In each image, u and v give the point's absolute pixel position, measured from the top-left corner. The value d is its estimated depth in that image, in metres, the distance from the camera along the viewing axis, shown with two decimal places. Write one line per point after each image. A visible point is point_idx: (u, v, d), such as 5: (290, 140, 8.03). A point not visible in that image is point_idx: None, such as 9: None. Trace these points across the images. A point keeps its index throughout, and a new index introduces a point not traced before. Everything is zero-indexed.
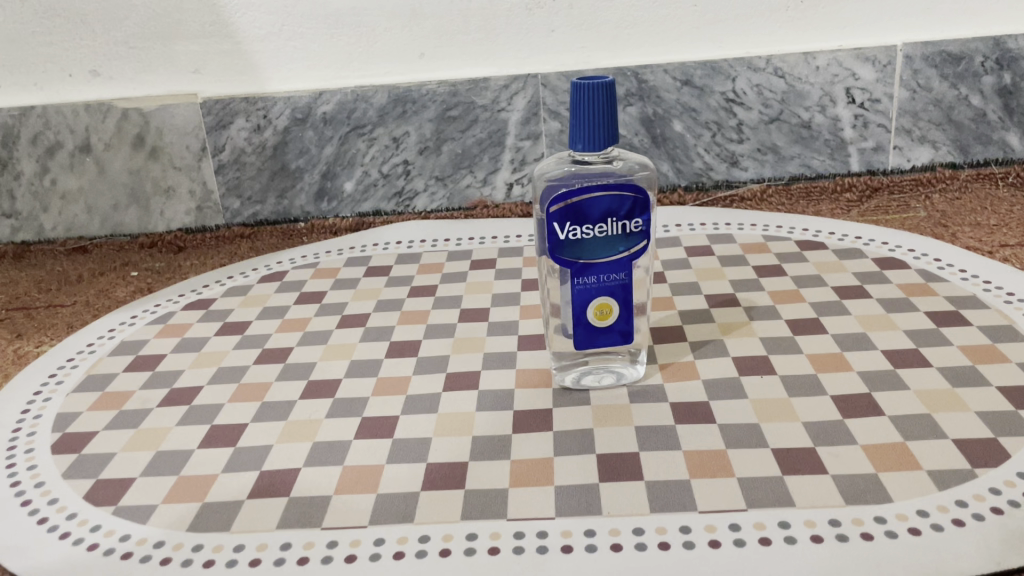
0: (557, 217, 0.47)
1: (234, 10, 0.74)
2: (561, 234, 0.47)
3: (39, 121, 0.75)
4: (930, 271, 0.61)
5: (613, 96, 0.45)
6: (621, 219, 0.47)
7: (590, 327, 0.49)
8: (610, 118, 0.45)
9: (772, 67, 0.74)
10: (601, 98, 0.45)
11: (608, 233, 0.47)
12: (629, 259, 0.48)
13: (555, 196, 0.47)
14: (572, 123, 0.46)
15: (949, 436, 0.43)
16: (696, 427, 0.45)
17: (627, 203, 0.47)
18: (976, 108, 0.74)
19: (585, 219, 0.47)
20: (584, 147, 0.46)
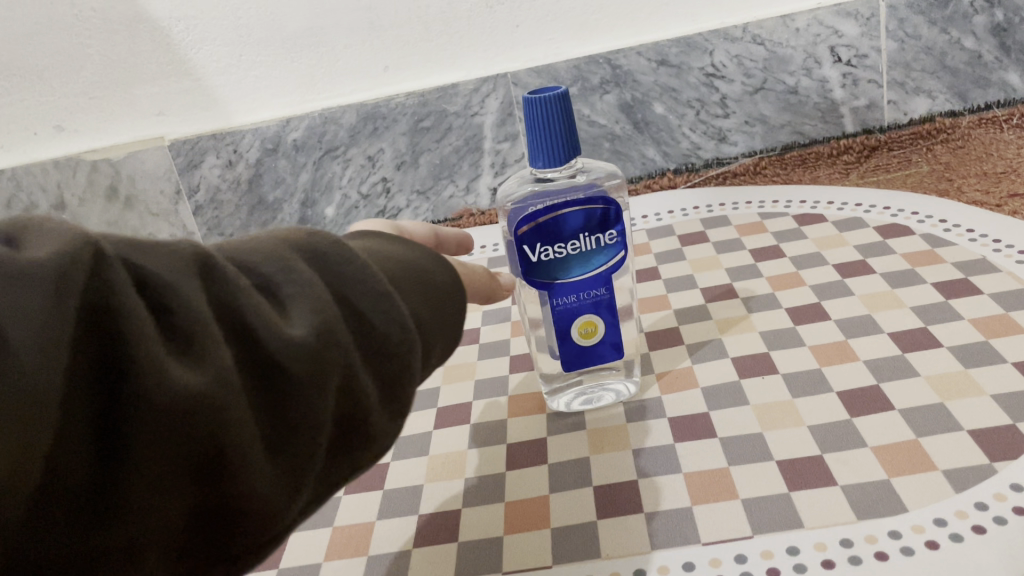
0: (527, 239, 0.44)
1: (189, 46, 0.71)
2: (533, 256, 0.45)
3: (11, 184, 0.76)
4: (936, 236, 0.58)
5: (569, 104, 0.42)
6: (594, 232, 0.45)
7: (577, 346, 0.47)
8: (569, 129, 0.43)
9: (749, 35, 0.70)
10: (556, 112, 0.42)
11: (582, 249, 0.45)
12: (608, 273, 0.46)
13: (524, 216, 0.44)
14: (530, 140, 0.43)
15: (965, 427, 0.40)
16: (696, 444, 0.43)
17: (599, 215, 0.44)
18: (970, 51, 0.69)
19: (557, 238, 0.44)
20: (546, 164, 0.43)
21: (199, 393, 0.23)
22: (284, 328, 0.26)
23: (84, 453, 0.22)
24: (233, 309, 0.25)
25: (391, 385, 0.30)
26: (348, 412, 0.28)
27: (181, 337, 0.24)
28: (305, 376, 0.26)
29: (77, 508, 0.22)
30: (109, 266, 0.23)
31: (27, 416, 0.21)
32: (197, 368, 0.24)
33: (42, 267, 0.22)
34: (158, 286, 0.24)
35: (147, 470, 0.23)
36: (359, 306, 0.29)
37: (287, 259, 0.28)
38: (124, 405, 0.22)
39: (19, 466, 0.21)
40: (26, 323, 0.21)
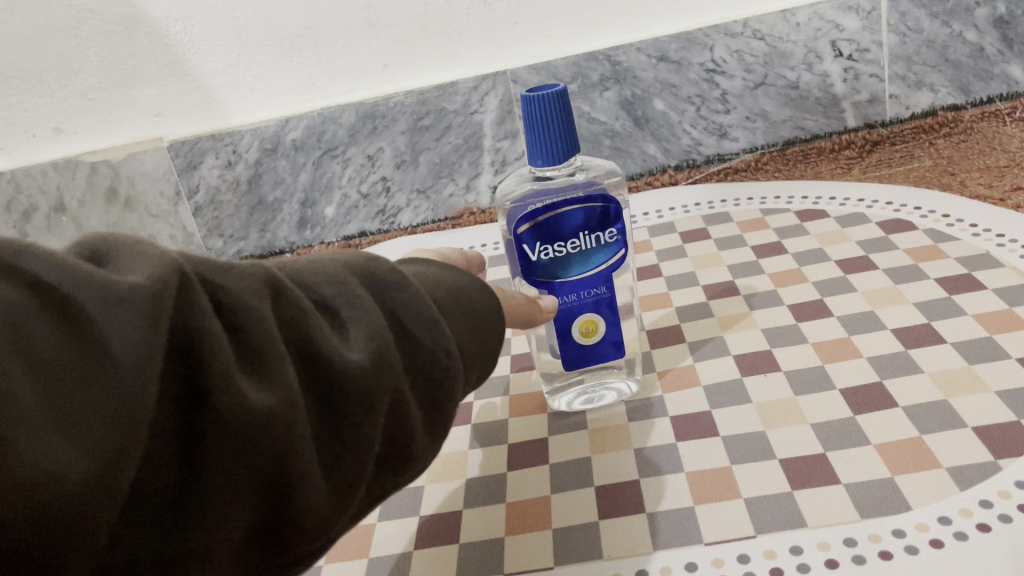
0: (527, 239, 0.44)
1: (187, 47, 0.71)
2: (533, 255, 0.44)
3: (10, 186, 0.75)
4: (939, 231, 0.58)
5: (568, 102, 0.42)
6: (594, 231, 0.44)
7: (578, 346, 0.46)
8: (568, 128, 0.43)
9: (750, 30, 0.69)
10: (555, 110, 0.42)
11: (582, 248, 0.44)
12: (608, 272, 0.45)
13: (523, 215, 0.44)
14: (529, 138, 0.43)
15: (969, 424, 0.40)
16: (698, 443, 0.43)
17: (598, 213, 0.44)
18: (972, 44, 0.68)
19: (557, 237, 0.44)
20: (545, 162, 0.43)
21: (272, 413, 0.24)
22: (343, 353, 0.27)
23: (164, 466, 0.23)
24: (298, 330, 0.26)
25: (431, 408, 0.30)
26: (394, 435, 0.29)
27: (253, 358, 0.24)
28: (360, 399, 0.27)
29: (155, 523, 0.23)
30: (192, 286, 0.23)
31: (124, 431, 0.21)
32: (268, 389, 0.24)
33: (136, 288, 0.22)
34: (232, 307, 0.24)
35: (224, 486, 0.23)
36: (411, 330, 0.29)
37: (346, 282, 0.28)
38: (204, 422, 0.23)
39: (110, 482, 0.21)
40: (124, 341, 0.21)
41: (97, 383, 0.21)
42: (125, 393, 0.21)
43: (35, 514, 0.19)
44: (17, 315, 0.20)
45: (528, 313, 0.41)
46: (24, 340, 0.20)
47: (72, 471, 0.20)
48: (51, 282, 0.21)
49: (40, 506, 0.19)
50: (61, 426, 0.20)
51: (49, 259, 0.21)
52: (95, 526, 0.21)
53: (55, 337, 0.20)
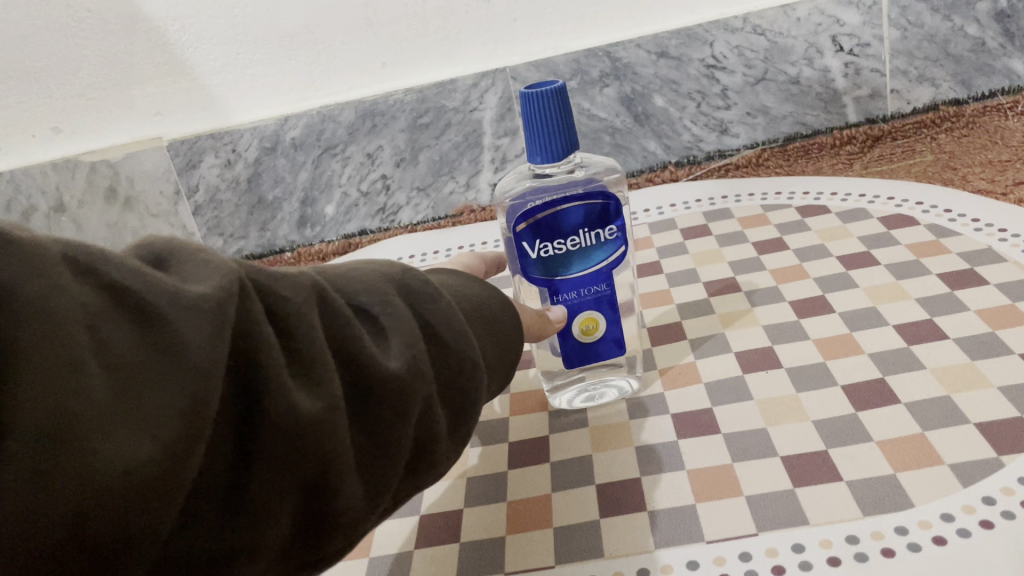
0: (526, 236, 0.44)
1: (186, 46, 0.70)
2: (532, 253, 0.44)
3: (10, 186, 0.75)
4: (941, 226, 0.58)
5: (567, 99, 0.42)
6: (594, 228, 0.44)
7: (578, 343, 0.46)
8: (568, 125, 0.42)
9: (750, 25, 0.69)
10: (553, 107, 0.41)
11: (582, 245, 0.44)
12: (608, 269, 0.45)
13: (523, 212, 0.44)
14: (527, 135, 0.43)
15: (972, 420, 0.39)
16: (699, 440, 0.42)
17: (598, 210, 0.44)
18: (973, 38, 0.68)
19: (556, 234, 0.44)
20: (543, 160, 0.43)
21: (318, 415, 0.25)
22: (383, 362, 0.28)
23: (219, 464, 0.24)
24: (340, 336, 0.27)
25: (457, 415, 0.32)
26: (423, 441, 0.30)
27: (300, 362, 0.26)
28: (395, 404, 0.28)
29: (208, 519, 0.24)
30: (248, 294, 0.25)
31: (192, 432, 0.22)
32: (314, 393, 0.26)
33: (202, 296, 0.23)
34: (281, 313, 0.26)
35: (272, 482, 0.24)
36: (443, 337, 0.31)
37: (385, 292, 0.30)
38: (258, 422, 0.24)
39: (171, 477, 0.22)
40: (191, 345, 0.22)
41: (168, 384, 0.22)
42: (191, 395, 0.22)
43: (107, 504, 0.20)
44: (95, 317, 0.21)
45: (539, 328, 0.42)
46: (103, 340, 0.21)
47: (144, 467, 0.21)
48: (125, 286, 0.22)
49: (112, 497, 0.20)
50: (136, 425, 0.21)
51: (122, 265, 0.22)
52: (160, 521, 0.22)
53: (130, 338, 0.21)
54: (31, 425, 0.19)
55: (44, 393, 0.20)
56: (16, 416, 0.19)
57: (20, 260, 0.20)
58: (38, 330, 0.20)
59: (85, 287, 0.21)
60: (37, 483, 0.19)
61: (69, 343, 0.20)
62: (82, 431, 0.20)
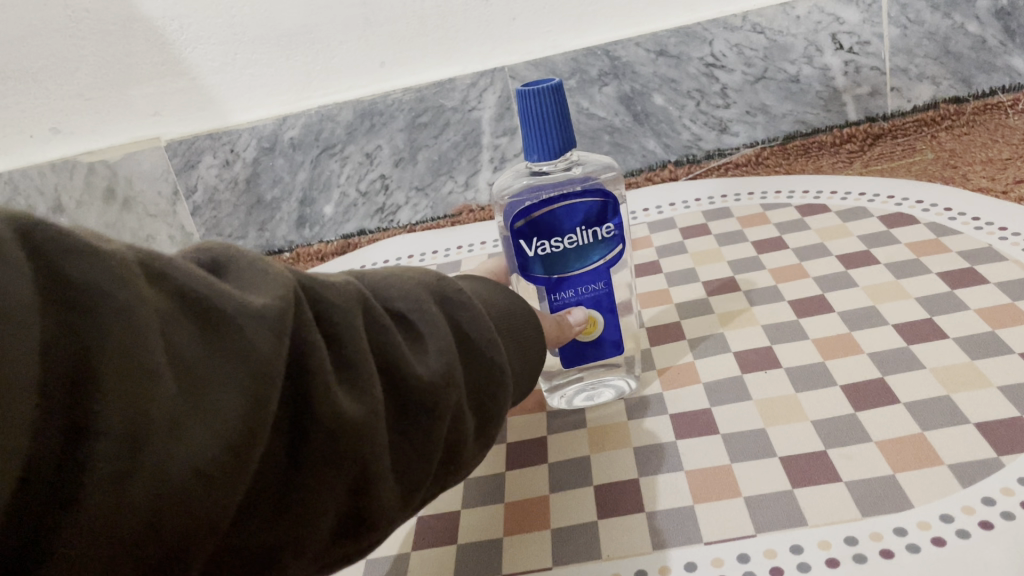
0: (523, 234, 0.44)
1: (185, 46, 0.70)
2: (530, 250, 0.44)
3: (8, 187, 0.75)
4: (941, 224, 0.57)
5: (563, 96, 0.42)
6: (592, 226, 0.44)
7: (576, 344, 0.46)
8: (564, 123, 0.42)
9: (749, 24, 0.69)
10: (551, 104, 0.41)
11: (579, 243, 0.44)
12: (606, 267, 0.45)
13: (519, 210, 0.43)
14: (524, 133, 0.43)
15: (971, 420, 0.39)
16: (697, 441, 0.42)
17: (596, 208, 0.43)
18: (974, 36, 0.68)
19: (553, 232, 0.43)
20: (541, 157, 0.42)
21: (363, 419, 0.26)
22: (419, 369, 0.29)
23: (271, 465, 0.24)
24: (378, 343, 0.28)
25: (483, 417, 0.32)
26: (452, 445, 0.30)
27: (346, 366, 0.26)
28: (430, 409, 0.29)
29: (260, 518, 0.24)
30: (301, 301, 0.25)
31: (256, 432, 0.22)
32: (357, 398, 0.26)
33: (265, 306, 0.23)
34: (328, 320, 0.26)
35: (321, 483, 0.25)
36: (474, 342, 0.32)
37: (421, 299, 0.31)
38: (309, 424, 0.25)
39: (238, 476, 0.22)
40: (255, 348, 0.23)
41: (238, 387, 0.22)
42: (257, 396, 0.22)
43: (179, 501, 0.21)
44: (167, 323, 0.21)
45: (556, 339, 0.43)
46: (174, 344, 0.21)
47: (214, 465, 0.21)
48: (192, 294, 0.22)
49: (185, 495, 0.21)
50: (208, 426, 0.21)
51: (186, 273, 0.23)
52: (224, 518, 0.22)
53: (197, 343, 0.22)
54: (113, 427, 0.19)
55: (127, 395, 0.20)
56: (100, 418, 0.19)
57: (103, 267, 0.20)
58: (123, 335, 0.20)
59: (156, 293, 0.22)
60: (117, 482, 0.20)
61: (147, 346, 0.20)
62: (159, 432, 0.20)
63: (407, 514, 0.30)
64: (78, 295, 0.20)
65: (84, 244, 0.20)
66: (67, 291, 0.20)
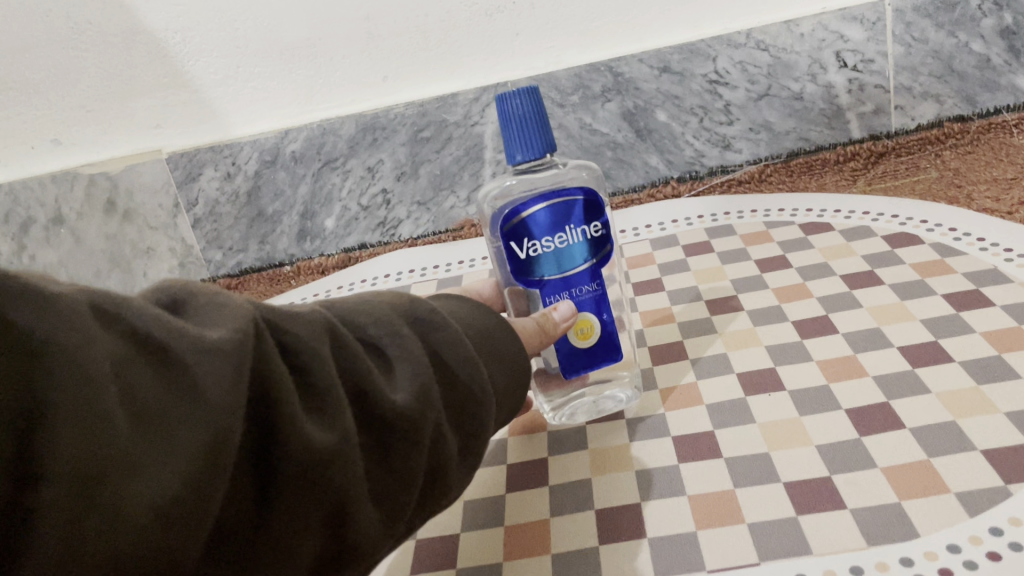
0: (513, 236, 0.43)
1: (187, 58, 0.70)
2: (520, 252, 0.43)
3: (8, 198, 0.75)
4: (946, 245, 0.57)
5: (540, 99, 0.42)
6: (580, 224, 0.43)
7: (572, 350, 0.45)
8: (544, 124, 0.43)
9: (753, 41, 0.69)
10: (529, 104, 0.42)
11: (569, 242, 0.43)
12: (598, 267, 0.44)
13: (505, 213, 0.43)
14: (505, 138, 0.43)
15: (978, 447, 0.39)
16: (701, 465, 0.42)
17: (583, 207, 0.43)
18: (978, 55, 0.67)
19: (543, 232, 0.42)
20: (524, 156, 0.42)
21: (333, 447, 0.26)
22: (390, 395, 0.29)
23: (237, 499, 0.24)
24: (352, 371, 0.28)
25: (466, 437, 0.32)
26: (434, 467, 0.31)
27: (313, 396, 0.27)
28: (406, 434, 0.29)
29: (227, 554, 0.24)
30: (262, 333, 0.26)
31: (214, 469, 0.23)
32: (326, 426, 0.26)
33: (224, 341, 0.24)
34: (292, 350, 0.27)
35: (292, 517, 0.25)
36: (449, 364, 0.32)
37: (394, 324, 0.31)
38: (276, 456, 0.25)
39: (198, 515, 0.22)
40: (214, 383, 0.23)
41: (197, 425, 0.22)
42: (215, 431, 0.23)
43: (137, 542, 0.21)
44: (121, 364, 0.22)
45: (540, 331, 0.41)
46: (128, 386, 0.22)
47: (170, 503, 0.21)
48: (149, 333, 0.23)
49: (143, 534, 0.21)
50: (163, 464, 0.22)
51: (144, 312, 0.23)
52: (187, 557, 0.22)
53: (153, 382, 0.22)
54: (64, 472, 0.20)
55: (79, 439, 0.20)
56: (53, 463, 0.20)
57: (54, 313, 0.21)
58: (75, 378, 0.20)
59: (111, 335, 0.22)
60: (73, 527, 0.20)
61: (98, 389, 0.21)
62: (113, 473, 0.21)
63: (389, 543, 0.30)
64: (30, 342, 0.20)
65: (36, 292, 0.21)
66: (17, 339, 0.20)
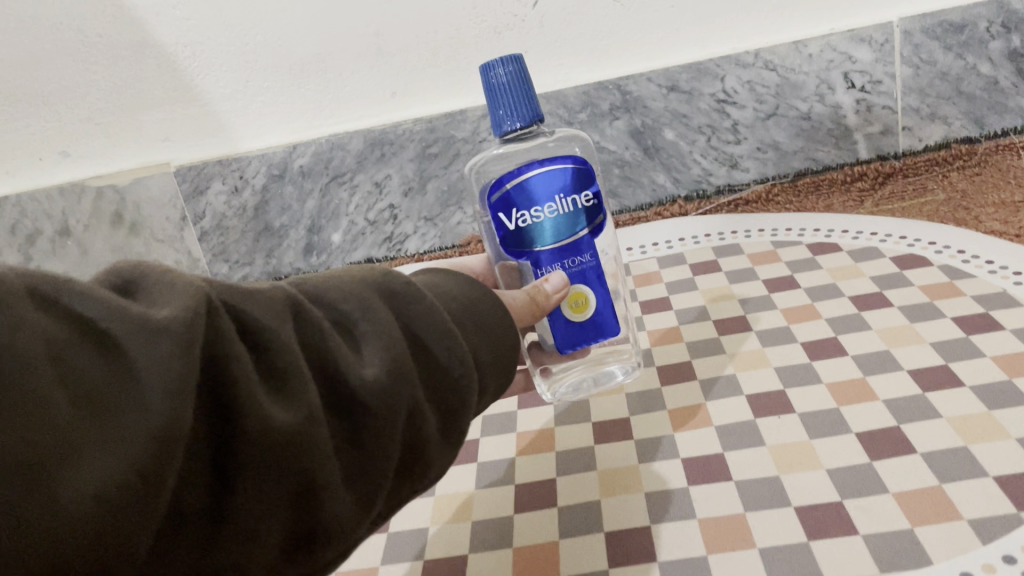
0: (501, 207, 0.43)
1: (196, 72, 0.70)
2: (510, 224, 0.43)
3: (15, 211, 0.75)
4: (954, 267, 0.57)
5: (524, 69, 0.45)
6: (570, 194, 0.43)
7: (568, 323, 0.45)
8: (528, 90, 0.45)
9: (762, 61, 0.69)
10: (515, 72, 0.44)
11: (560, 212, 0.43)
12: (590, 237, 0.44)
13: (493, 184, 0.43)
14: (493, 110, 0.45)
15: (990, 473, 0.38)
16: (711, 488, 0.41)
17: (572, 176, 0.43)
18: (986, 77, 0.68)
19: (532, 203, 0.42)
20: (513, 121, 0.44)
21: (294, 428, 0.27)
22: (359, 370, 0.30)
23: (196, 483, 0.25)
24: (317, 351, 0.29)
25: (447, 416, 0.34)
26: (412, 442, 0.32)
27: (275, 375, 0.28)
28: (380, 410, 0.30)
29: (187, 537, 0.25)
30: (216, 312, 0.26)
31: (163, 453, 0.23)
32: (289, 407, 0.27)
33: (172, 322, 0.24)
34: (254, 330, 0.28)
35: (255, 502, 0.26)
36: (424, 339, 0.33)
37: (365, 298, 0.32)
38: (236, 440, 0.26)
39: (146, 500, 0.23)
40: (158, 366, 0.23)
41: (142, 409, 0.23)
42: (160, 415, 0.23)
43: (82, 529, 0.21)
44: (64, 349, 0.23)
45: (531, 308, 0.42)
46: (71, 371, 0.23)
47: (115, 488, 0.22)
48: (93, 318, 0.23)
49: (87, 520, 0.22)
50: (107, 450, 0.22)
51: (93, 297, 0.24)
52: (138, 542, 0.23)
53: (97, 367, 0.23)
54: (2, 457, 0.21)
55: (15, 426, 0.21)
56: None
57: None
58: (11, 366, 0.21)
59: (54, 321, 0.23)
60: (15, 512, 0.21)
61: (34, 374, 0.22)
62: (52, 459, 0.21)
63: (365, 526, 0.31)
64: None
65: None
66: None
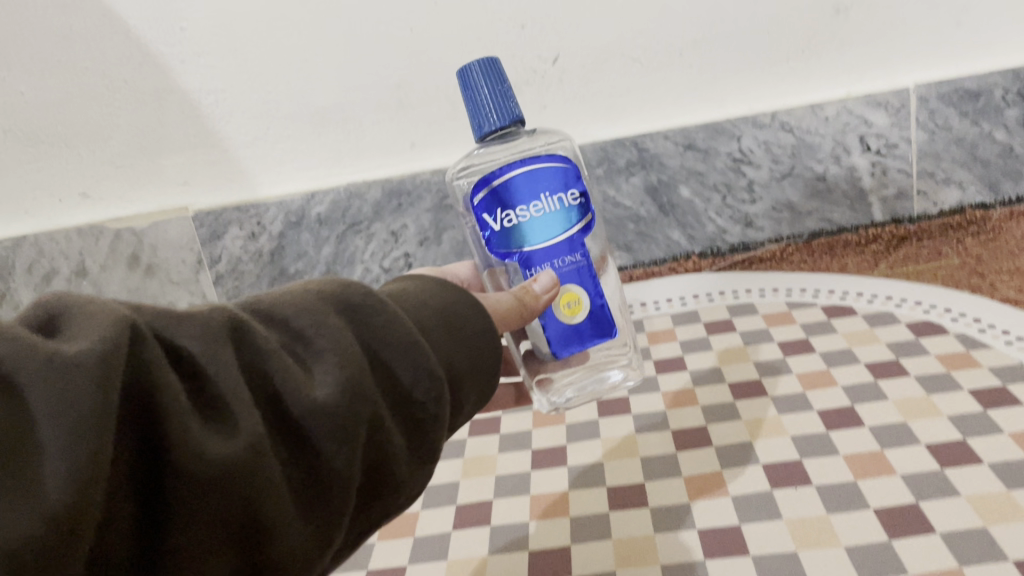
0: (486, 206, 0.44)
1: (218, 119, 0.71)
2: (496, 223, 0.44)
3: (33, 250, 0.76)
4: (970, 337, 0.57)
5: (502, 72, 0.47)
6: (556, 193, 0.43)
7: (562, 325, 0.45)
8: (506, 91, 0.47)
9: (778, 122, 0.69)
10: (492, 74, 0.47)
11: (546, 210, 0.43)
12: (580, 237, 0.45)
13: (478, 183, 0.44)
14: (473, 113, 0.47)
15: (1012, 556, 0.38)
16: (728, 562, 0.41)
17: (557, 175, 0.44)
18: (1001, 144, 0.68)
19: (517, 202, 0.43)
20: (496, 120, 0.46)
21: (235, 457, 0.26)
22: (310, 392, 0.30)
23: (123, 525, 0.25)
24: (262, 371, 0.29)
25: (414, 429, 0.35)
26: (375, 460, 0.33)
27: (215, 406, 0.27)
28: (336, 431, 0.30)
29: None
30: (141, 345, 0.26)
31: (80, 499, 0.23)
32: (227, 438, 0.27)
33: (85, 357, 0.24)
34: (191, 360, 0.27)
35: (192, 540, 0.26)
36: (382, 355, 0.33)
37: (321, 312, 0.32)
38: (168, 476, 0.25)
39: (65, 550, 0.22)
40: (72, 406, 0.23)
41: (54, 454, 0.23)
42: (73, 461, 0.23)
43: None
44: None
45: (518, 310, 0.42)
46: None
47: (32, 543, 0.21)
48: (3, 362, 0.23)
49: None
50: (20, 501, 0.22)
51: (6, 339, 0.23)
52: None
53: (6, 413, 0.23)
54: None
55: None
56: None
57: None
58: None
59: None
60: None
61: None
62: None
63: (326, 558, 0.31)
64: None
65: None
66: None
